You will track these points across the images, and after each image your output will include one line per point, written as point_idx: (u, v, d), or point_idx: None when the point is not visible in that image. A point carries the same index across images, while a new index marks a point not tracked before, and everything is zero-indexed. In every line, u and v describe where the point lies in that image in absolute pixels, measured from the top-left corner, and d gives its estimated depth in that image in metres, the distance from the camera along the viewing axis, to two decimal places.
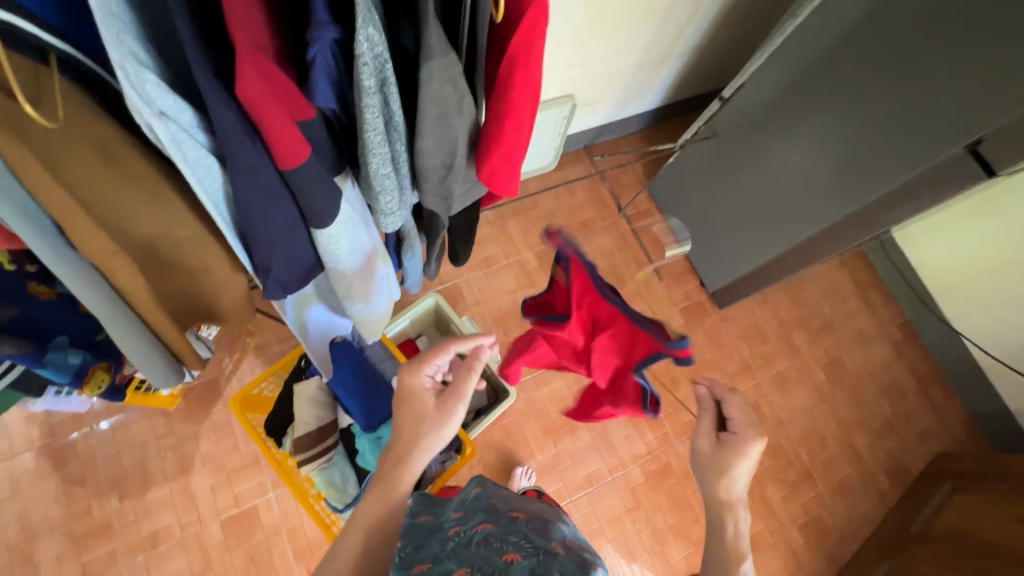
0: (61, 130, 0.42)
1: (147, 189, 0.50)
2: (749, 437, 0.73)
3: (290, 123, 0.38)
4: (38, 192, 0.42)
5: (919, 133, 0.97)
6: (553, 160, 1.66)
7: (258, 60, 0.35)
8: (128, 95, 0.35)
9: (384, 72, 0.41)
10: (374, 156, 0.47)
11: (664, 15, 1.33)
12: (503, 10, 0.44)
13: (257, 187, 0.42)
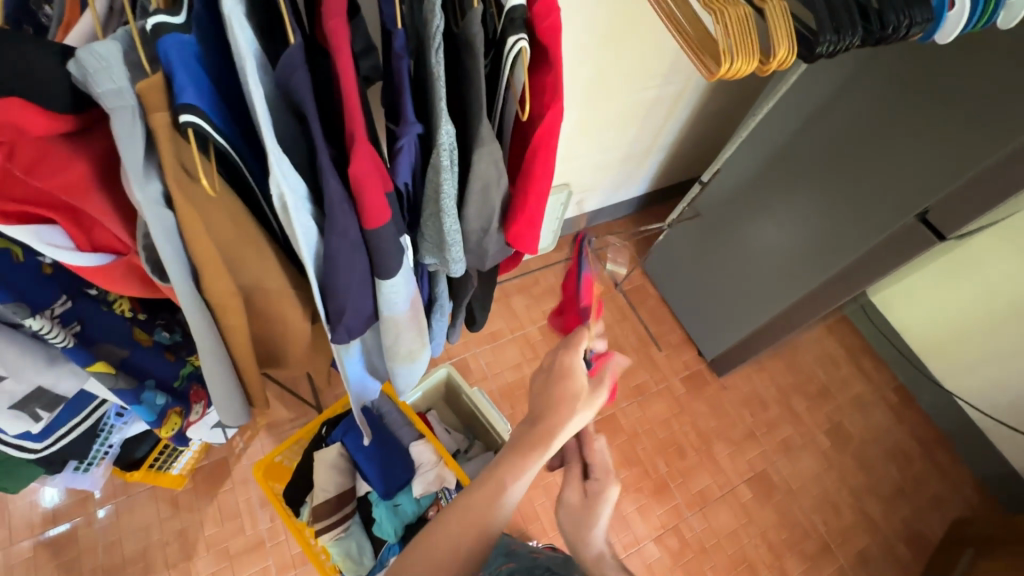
0: (217, 201, 0.47)
1: (263, 256, 0.54)
2: (607, 482, 0.83)
3: (379, 192, 0.51)
4: (193, 246, 0.48)
5: (880, 204, 1.12)
6: (553, 241, 1.83)
7: (369, 150, 0.48)
8: (272, 171, 0.46)
9: (452, 158, 0.55)
10: (439, 220, 0.60)
11: (645, 116, 1.55)
12: (528, 109, 0.58)
13: (345, 245, 0.54)
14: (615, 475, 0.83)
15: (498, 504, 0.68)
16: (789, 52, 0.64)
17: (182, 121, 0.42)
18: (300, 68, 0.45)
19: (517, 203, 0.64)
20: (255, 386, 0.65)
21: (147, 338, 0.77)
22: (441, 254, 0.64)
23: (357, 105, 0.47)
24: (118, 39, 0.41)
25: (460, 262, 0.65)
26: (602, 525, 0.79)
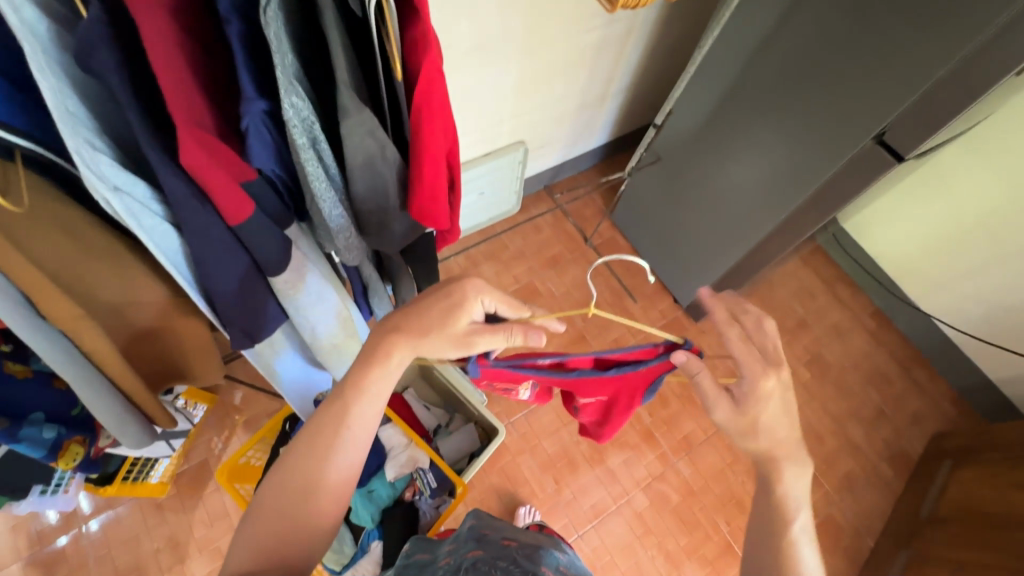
0: (29, 217, 0.41)
1: (121, 265, 0.49)
2: (760, 378, 0.61)
3: (233, 184, 0.45)
4: (16, 277, 0.41)
5: (838, 128, 1.06)
6: (516, 202, 1.76)
7: (199, 135, 0.42)
8: (85, 175, 0.40)
9: (314, 133, 0.50)
10: (324, 203, 0.56)
11: (593, 59, 1.45)
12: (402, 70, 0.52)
13: (208, 247, 0.48)
14: (768, 365, 0.61)
15: (332, 438, 0.63)
16: None
17: None
18: (97, 45, 0.38)
19: (412, 175, 0.59)
20: (151, 403, 0.61)
21: (23, 370, 0.73)
22: (332, 242, 0.64)
23: (177, 85, 0.40)
24: None
25: (352, 248, 0.65)
26: (767, 426, 0.63)
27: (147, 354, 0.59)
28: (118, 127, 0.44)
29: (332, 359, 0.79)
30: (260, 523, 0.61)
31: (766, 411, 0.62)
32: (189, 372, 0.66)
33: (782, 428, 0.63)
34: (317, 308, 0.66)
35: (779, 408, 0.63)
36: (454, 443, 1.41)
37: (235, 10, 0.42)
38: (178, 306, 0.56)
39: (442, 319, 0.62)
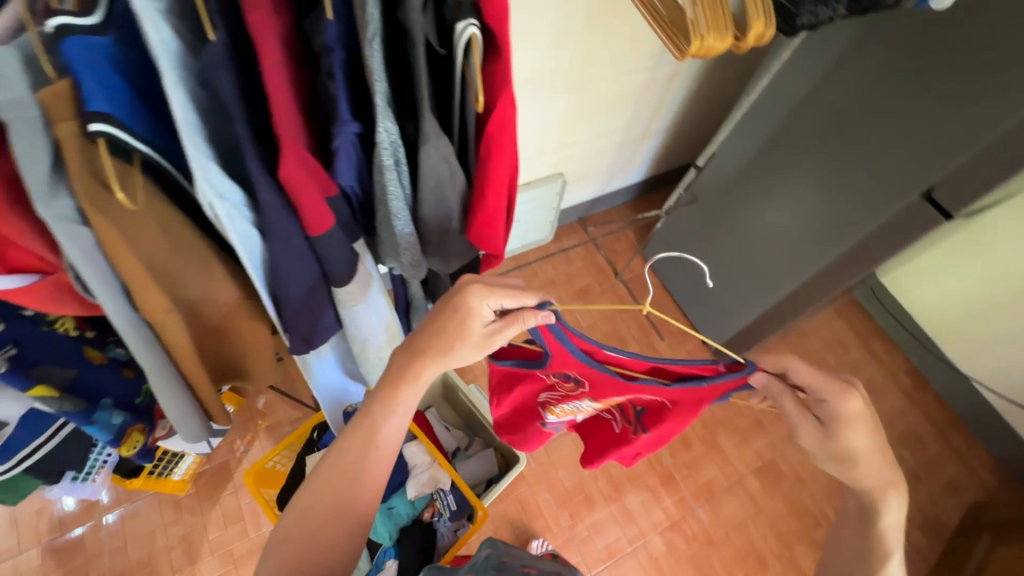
0: (140, 212, 0.44)
1: (204, 267, 0.51)
2: (843, 398, 0.60)
3: (318, 198, 0.48)
4: (121, 264, 0.44)
5: (885, 182, 1.05)
6: (550, 232, 1.79)
7: (298, 150, 0.45)
8: (195, 181, 0.43)
9: (395, 156, 0.54)
10: (397, 221, 0.60)
11: (638, 99, 1.49)
12: (481, 104, 0.55)
13: (290, 254, 0.51)
14: (848, 383, 0.60)
15: (364, 457, 0.65)
16: (766, 26, 0.59)
17: (90, 130, 0.39)
18: (222, 66, 0.42)
19: (477, 199, 0.62)
20: (213, 401, 0.63)
21: (100, 356, 0.72)
22: (397, 258, 0.67)
23: (286, 106, 0.44)
24: (16, 47, 0.38)
25: (418, 264, 0.68)
26: (861, 448, 0.61)
27: (214, 353, 0.61)
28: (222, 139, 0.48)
29: (374, 373, 0.80)
30: (282, 543, 0.62)
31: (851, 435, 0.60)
32: (246, 374, 0.67)
33: (874, 452, 0.61)
34: (371, 320, 0.69)
35: (868, 426, 0.61)
36: (473, 467, 1.40)
37: (339, 40, 0.47)
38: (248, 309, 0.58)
39: (461, 330, 0.62)
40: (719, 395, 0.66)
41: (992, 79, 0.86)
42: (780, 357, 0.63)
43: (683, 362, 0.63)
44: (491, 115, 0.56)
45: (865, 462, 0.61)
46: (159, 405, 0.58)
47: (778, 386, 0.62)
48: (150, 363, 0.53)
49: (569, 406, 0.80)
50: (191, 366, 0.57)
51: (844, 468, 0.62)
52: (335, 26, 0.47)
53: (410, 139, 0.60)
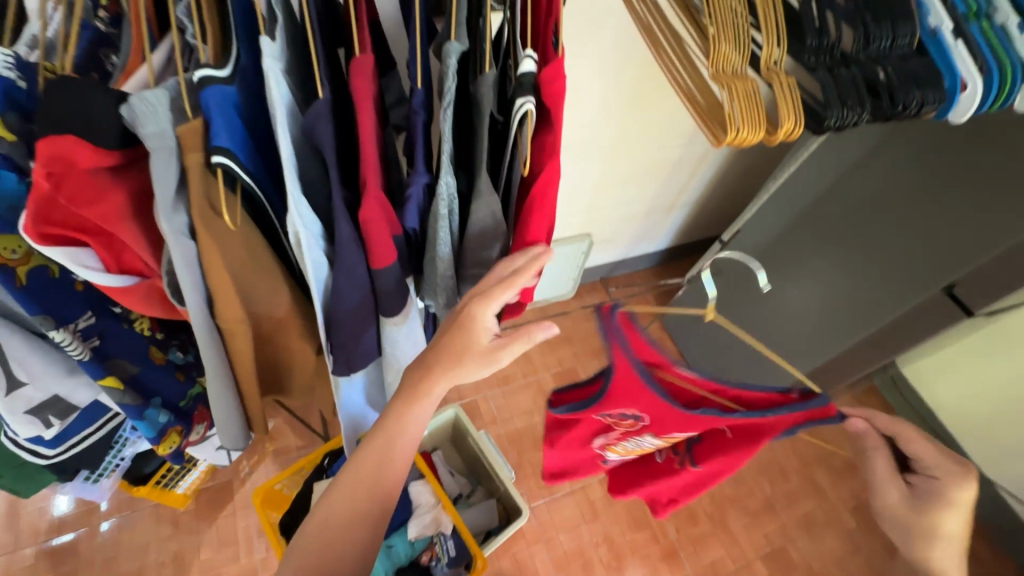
0: (237, 233, 0.50)
1: (274, 287, 0.56)
2: (952, 480, 0.59)
3: (386, 235, 0.54)
4: (212, 275, 0.50)
5: (906, 275, 1.09)
6: (572, 289, 1.85)
7: (378, 195, 0.52)
8: (289, 211, 0.50)
9: (450, 206, 0.60)
10: (440, 263, 0.65)
11: (668, 173, 1.58)
12: (529, 168, 0.61)
13: (352, 281, 0.56)
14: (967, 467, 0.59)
15: (379, 474, 0.66)
16: (796, 125, 0.66)
17: (213, 161, 0.45)
18: (325, 119, 0.49)
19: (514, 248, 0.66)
20: (257, 411, 0.67)
21: (162, 357, 0.67)
22: (434, 296, 0.71)
23: (371, 154, 0.51)
24: (168, 90, 0.46)
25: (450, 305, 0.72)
26: (948, 528, 0.62)
27: (263, 365, 0.65)
28: (309, 177, 0.55)
29: None
30: (299, 551, 0.64)
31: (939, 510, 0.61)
32: (287, 389, 0.71)
33: (957, 535, 0.62)
34: (407, 349, 0.72)
35: (962, 512, 0.61)
36: (474, 515, 1.39)
37: (423, 106, 0.57)
38: (304, 328, 0.63)
39: (465, 346, 0.61)
40: (785, 429, 0.65)
41: (1011, 190, 0.91)
42: (895, 421, 0.61)
43: (750, 387, 0.65)
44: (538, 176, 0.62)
45: (948, 541, 0.63)
46: (210, 408, 0.63)
47: (872, 441, 0.63)
48: (213, 368, 0.58)
49: (629, 443, 0.84)
50: (246, 376, 0.61)
51: (926, 541, 0.63)
52: (421, 96, 0.57)
53: (463, 192, 0.67)
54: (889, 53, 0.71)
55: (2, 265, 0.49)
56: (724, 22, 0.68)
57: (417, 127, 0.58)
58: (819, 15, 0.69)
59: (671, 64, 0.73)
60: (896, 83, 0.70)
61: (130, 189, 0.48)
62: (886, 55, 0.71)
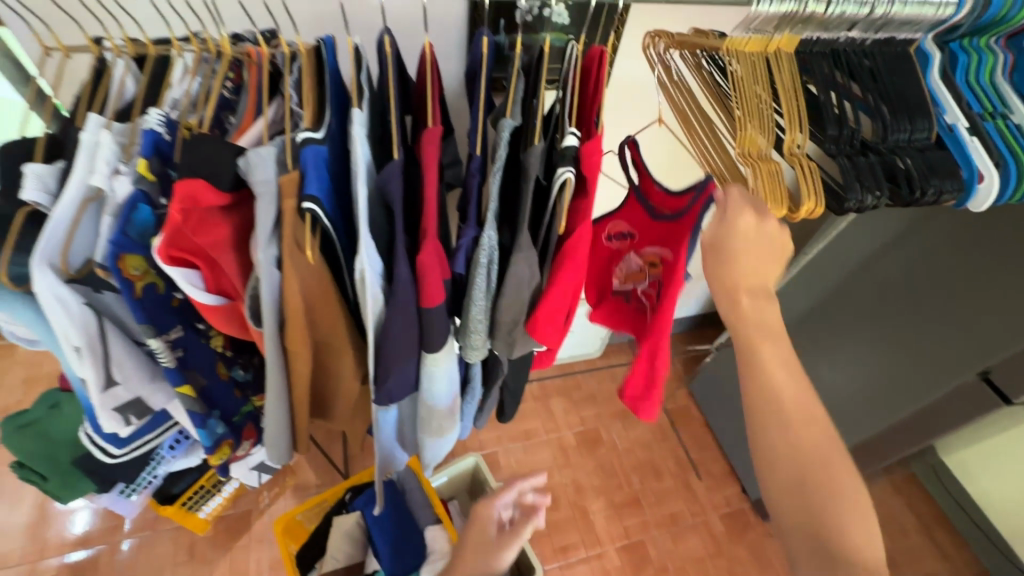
0: (313, 269, 0.57)
1: (335, 319, 0.62)
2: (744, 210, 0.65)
3: (437, 277, 0.61)
4: (288, 302, 0.58)
5: (943, 359, 1.12)
6: (599, 348, 1.88)
7: (435, 242, 0.60)
8: (360, 250, 0.58)
9: (490, 257, 0.67)
10: (475, 305, 0.70)
11: None
12: (564, 227, 0.69)
13: (404, 319, 0.63)
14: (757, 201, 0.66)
15: None
16: (816, 204, 0.72)
17: (303, 207, 0.53)
18: (395, 177, 0.58)
19: (545, 298, 0.71)
20: (301, 434, 0.72)
21: (226, 373, 0.72)
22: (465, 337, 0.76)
23: (433, 209, 0.59)
24: (275, 147, 0.56)
25: (479, 348, 0.76)
26: (745, 261, 0.65)
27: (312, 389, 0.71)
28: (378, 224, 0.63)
29: (430, 440, 0.86)
30: None
31: (736, 242, 0.65)
32: (330, 414, 0.76)
33: (757, 267, 0.65)
34: (442, 388, 0.77)
35: (759, 241, 0.65)
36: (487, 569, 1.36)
37: (479, 170, 0.66)
38: (356, 356, 0.69)
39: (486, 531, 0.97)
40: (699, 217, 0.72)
41: None
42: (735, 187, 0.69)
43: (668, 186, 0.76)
44: (575, 235, 0.68)
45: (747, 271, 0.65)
46: (263, 424, 0.68)
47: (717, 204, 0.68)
48: (273, 387, 0.64)
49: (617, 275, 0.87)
50: (298, 398, 0.67)
51: (727, 270, 0.65)
52: (478, 163, 0.66)
53: (505, 245, 0.73)
54: (907, 145, 0.77)
55: (126, 277, 0.54)
56: (751, 108, 0.75)
57: (474, 188, 0.66)
58: (838, 104, 0.76)
59: (702, 144, 0.81)
60: (916, 173, 0.75)
61: (232, 223, 0.56)
62: (904, 147, 0.77)
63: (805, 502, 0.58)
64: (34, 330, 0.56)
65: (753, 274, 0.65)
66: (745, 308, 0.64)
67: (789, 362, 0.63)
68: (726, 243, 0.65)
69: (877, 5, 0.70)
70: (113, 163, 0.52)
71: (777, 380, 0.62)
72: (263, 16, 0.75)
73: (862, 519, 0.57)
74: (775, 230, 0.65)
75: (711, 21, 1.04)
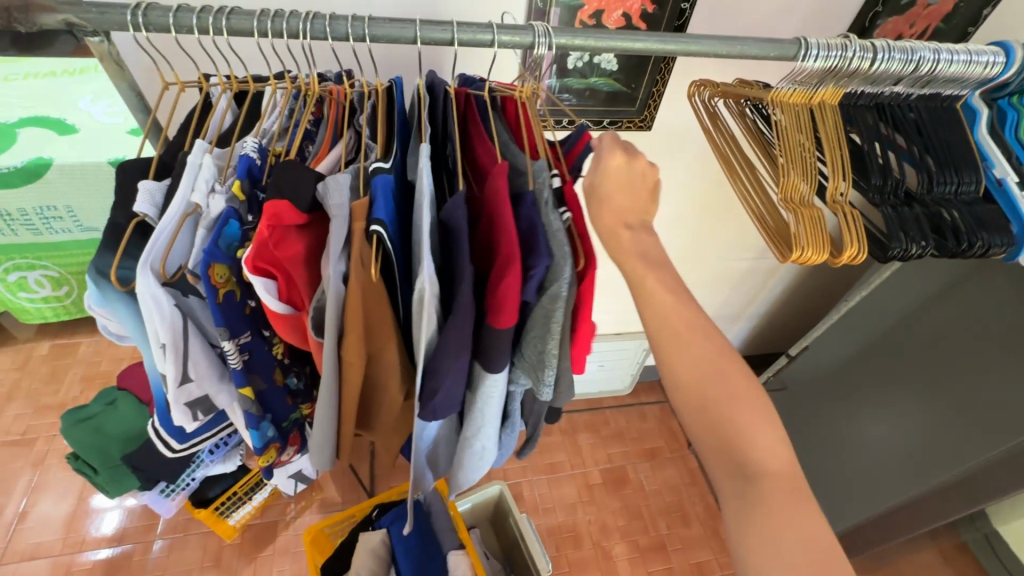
0: (372, 286, 0.61)
1: (388, 334, 0.66)
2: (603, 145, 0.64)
3: (517, 295, 0.60)
4: (349, 314, 0.62)
5: (994, 418, 1.07)
6: (628, 385, 1.86)
7: (513, 263, 0.58)
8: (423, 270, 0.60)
9: (570, 293, 0.61)
10: (551, 342, 0.63)
11: (736, 283, 1.64)
12: (582, 265, 0.62)
13: (459, 342, 0.64)
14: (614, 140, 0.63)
15: None
16: (859, 250, 0.73)
17: (372, 229, 0.58)
18: (460, 206, 0.61)
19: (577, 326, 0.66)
20: (346, 443, 0.76)
21: (282, 380, 0.77)
22: (533, 375, 0.69)
23: (511, 238, 0.59)
24: (349, 175, 0.63)
25: (550, 386, 0.68)
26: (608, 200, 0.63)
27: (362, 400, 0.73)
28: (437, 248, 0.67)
29: (470, 466, 0.85)
30: None
31: (606, 184, 0.63)
32: (375, 424, 0.79)
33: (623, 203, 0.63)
34: (495, 411, 0.75)
35: (620, 182, 0.63)
36: None
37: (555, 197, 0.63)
38: (406, 371, 0.71)
39: None
40: None
41: None
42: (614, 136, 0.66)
43: None
44: (587, 267, 0.62)
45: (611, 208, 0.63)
46: (312, 430, 0.72)
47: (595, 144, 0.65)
48: (326, 394, 0.67)
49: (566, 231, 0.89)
50: (348, 405, 0.71)
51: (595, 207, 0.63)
52: (531, 196, 0.62)
53: None
54: (954, 197, 0.78)
55: (212, 284, 0.59)
56: (794, 156, 0.77)
57: (533, 221, 0.62)
58: (882, 154, 0.78)
59: (744, 187, 0.83)
60: (963, 225, 0.75)
61: (309, 239, 0.62)
62: (951, 198, 0.78)
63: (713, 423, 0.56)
64: (125, 326, 0.63)
65: (626, 208, 0.63)
66: (625, 240, 0.62)
67: (675, 286, 0.60)
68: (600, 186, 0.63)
69: (922, 62, 0.71)
70: (211, 183, 0.59)
71: (678, 318, 0.58)
72: (351, 60, 0.88)
73: (772, 429, 0.54)
74: (644, 168, 0.63)
75: (756, 72, 1.09)
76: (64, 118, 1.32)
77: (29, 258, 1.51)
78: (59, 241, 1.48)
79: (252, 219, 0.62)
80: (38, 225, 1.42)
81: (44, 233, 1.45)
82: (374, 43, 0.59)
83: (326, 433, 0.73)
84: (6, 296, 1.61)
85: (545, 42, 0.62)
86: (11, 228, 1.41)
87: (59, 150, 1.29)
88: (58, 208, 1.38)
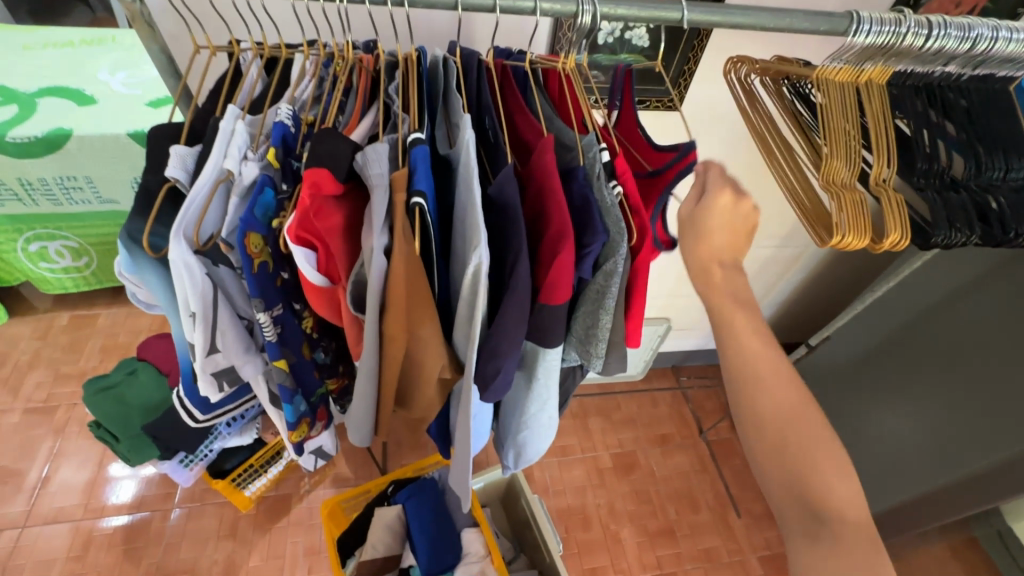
0: (413, 260, 0.59)
1: (431, 313, 0.63)
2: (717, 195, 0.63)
3: (570, 272, 0.58)
4: (392, 290, 0.59)
5: (1016, 415, 1.05)
6: (642, 371, 1.85)
7: (566, 237, 0.57)
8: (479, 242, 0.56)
9: (622, 268, 0.60)
10: (604, 314, 0.63)
11: (757, 271, 1.62)
12: (635, 238, 0.62)
13: (518, 314, 0.59)
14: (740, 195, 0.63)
15: None
16: (902, 237, 0.71)
17: (414, 201, 0.58)
18: (511, 180, 0.59)
19: (632, 302, 0.65)
20: (383, 422, 0.74)
21: (310, 354, 0.76)
22: (583, 352, 0.68)
23: (564, 212, 0.57)
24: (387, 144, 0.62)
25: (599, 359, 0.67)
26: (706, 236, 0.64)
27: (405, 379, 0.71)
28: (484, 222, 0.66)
29: (527, 448, 0.81)
30: None
31: (710, 220, 0.64)
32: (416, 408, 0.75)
33: (726, 238, 0.64)
34: (547, 393, 0.72)
35: (727, 225, 0.64)
36: None
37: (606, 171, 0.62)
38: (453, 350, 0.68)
39: None
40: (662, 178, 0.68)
41: None
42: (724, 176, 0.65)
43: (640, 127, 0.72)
44: (642, 244, 0.61)
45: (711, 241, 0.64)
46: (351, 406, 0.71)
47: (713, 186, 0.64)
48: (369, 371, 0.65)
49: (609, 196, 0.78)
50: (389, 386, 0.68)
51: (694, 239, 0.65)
52: (582, 172, 0.61)
53: None
54: (1002, 184, 0.75)
55: (248, 253, 0.58)
56: (837, 142, 0.75)
57: (587, 197, 0.60)
58: (929, 142, 0.74)
59: (784, 170, 0.80)
60: (1009, 213, 0.72)
61: (347, 210, 0.62)
62: (997, 186, 0.75)
63: (786, 451, 0.58)
64: (154, 295, 0.63)
65: (723, 248, 0.65)
66: (718, 278, 0.65)
67: None
68: (706, 222, 0.64)
69: (979, 40, 0.68)
70: (243, 150, 0.58)
71: None
72: (381, 28, 0.85)
73: None
74: (749, 211, 0.64)
75: (794, 50, 1.05)
76: (84, 88, 1.31)
77: (50, 227, 1.52)
78: (79, 211, 1.48)
79: (285, 188, 0.62)
80: (58, 195, 1.42)
81: (65, 204, 1.45)
82: (411, 8, 0.57)
83: (365, 411, 0.71)
84: (27, 266, 1.62)
85: (589, 10, 0.60)
86: (31, 198, 1.41)
87: (78, 121, 1.28)
88: (77, 178, 1.38)
